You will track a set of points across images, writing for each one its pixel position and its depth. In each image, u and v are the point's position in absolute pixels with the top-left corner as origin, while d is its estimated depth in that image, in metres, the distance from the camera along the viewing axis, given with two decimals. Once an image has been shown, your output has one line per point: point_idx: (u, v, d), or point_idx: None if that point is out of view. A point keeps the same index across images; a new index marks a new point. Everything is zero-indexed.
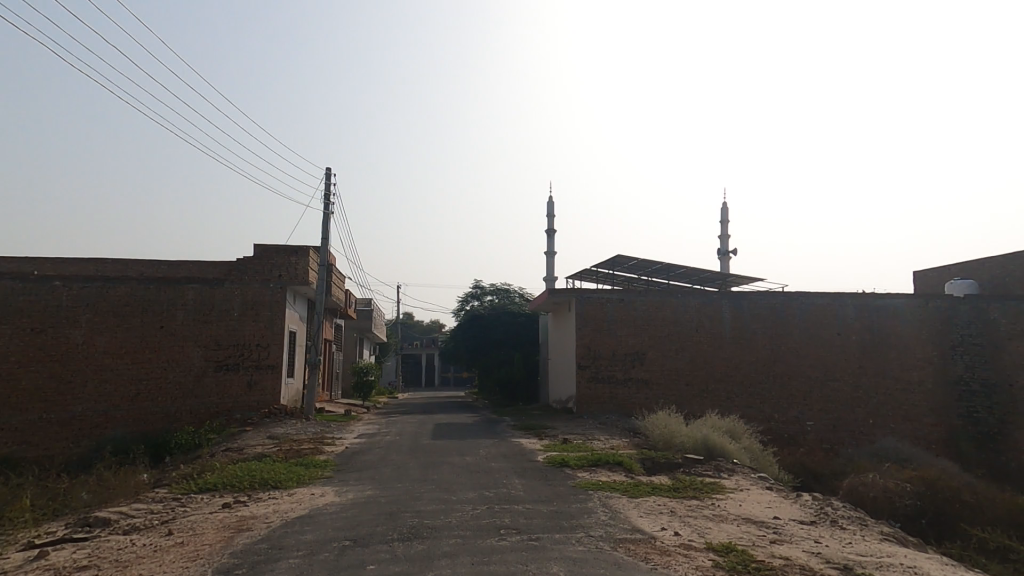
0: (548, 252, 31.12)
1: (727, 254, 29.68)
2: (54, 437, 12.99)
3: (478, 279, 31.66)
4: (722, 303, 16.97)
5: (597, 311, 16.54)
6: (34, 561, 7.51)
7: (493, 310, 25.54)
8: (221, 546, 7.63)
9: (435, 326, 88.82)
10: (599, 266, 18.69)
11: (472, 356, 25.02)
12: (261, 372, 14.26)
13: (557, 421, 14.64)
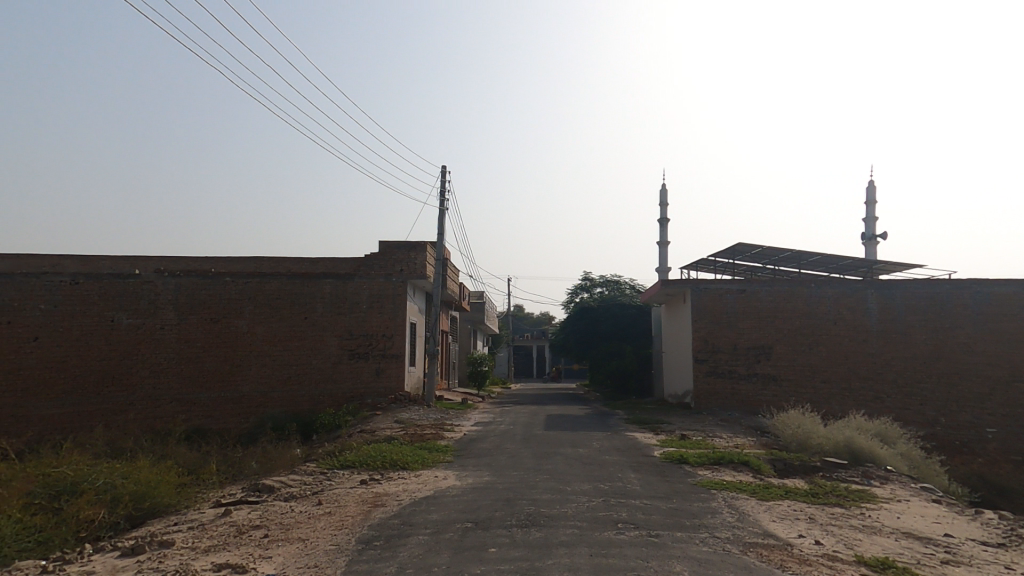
0: (662, 242, 30.04)
1: (874, 239, 26.42)
2: (228, 412, 15.28)
3: (587, 272, 31.56)
4: (869, 292, 15.20)
5: (715, 302, 15.65)
6: (222, 517, 9.03)
7: (604, 304, 25.31)
8: (362, 518, 8.50)
9: (545, 318, 89.86)
10: (717, 256, 17.64)
11: (582, 350, 25.09)
12: (387, 361, 15.56)
13: (673, 417, 14.16)
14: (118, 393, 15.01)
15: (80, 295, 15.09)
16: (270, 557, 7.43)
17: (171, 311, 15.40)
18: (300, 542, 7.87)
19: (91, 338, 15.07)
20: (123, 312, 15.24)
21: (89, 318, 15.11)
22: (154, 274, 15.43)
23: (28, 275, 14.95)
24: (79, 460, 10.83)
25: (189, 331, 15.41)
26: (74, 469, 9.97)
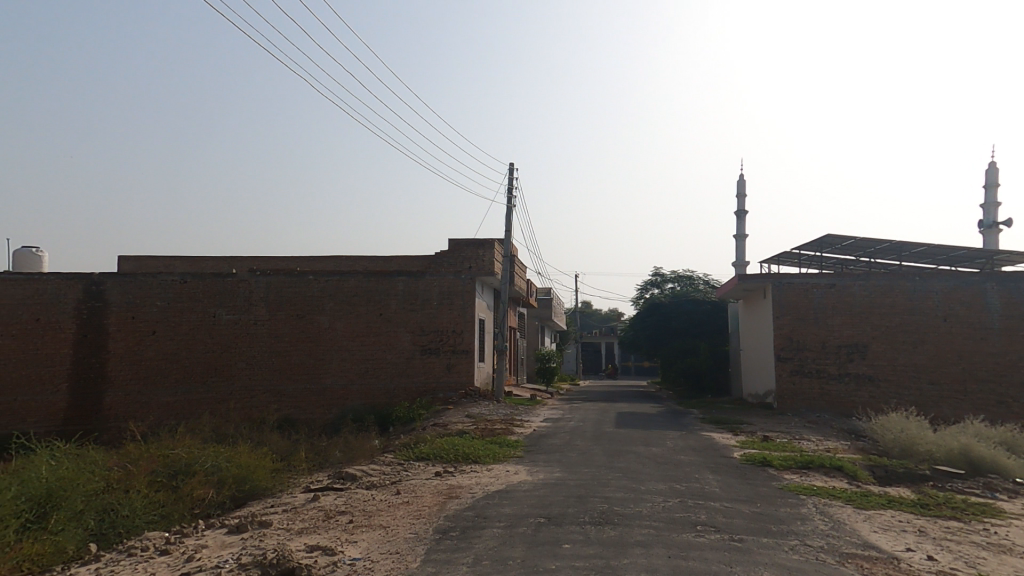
0: (739, 235, 28.77)
1: (994, 227, 23.83)
2: (313, 403, 16.28)
3: (658, 268, 30.83)
4: (986, 286, 13.79)
5: (800, 298, 14.80)
6: (311, 502, 9.71)
7: (677, 300, 24.61)
8: (438, 509, 8.79)
9: (614, 314, 88.74)
10: (802, 249, 16.66)
11: (654, 347, 24.50)
12: (457, 356, 16.01)
13: (753, 417, 13.56)
14: (219, 384, 16.35)
15: (187, 293, 16.49)
16: (356, 541, 7.88)
17: (262, 308, 16.58)
18: (382, 529, 8.27)
19: (195, 333, 16.44)
20: (223, 308, 16.55)
21: (195, 313, 16.47)
22: (248, 274, 16.66)
23: (145, 275, 16.49)
24: (189, 443, 12.00)
25: (278, 326, 16.54)
26: (186, 451, 11.06)
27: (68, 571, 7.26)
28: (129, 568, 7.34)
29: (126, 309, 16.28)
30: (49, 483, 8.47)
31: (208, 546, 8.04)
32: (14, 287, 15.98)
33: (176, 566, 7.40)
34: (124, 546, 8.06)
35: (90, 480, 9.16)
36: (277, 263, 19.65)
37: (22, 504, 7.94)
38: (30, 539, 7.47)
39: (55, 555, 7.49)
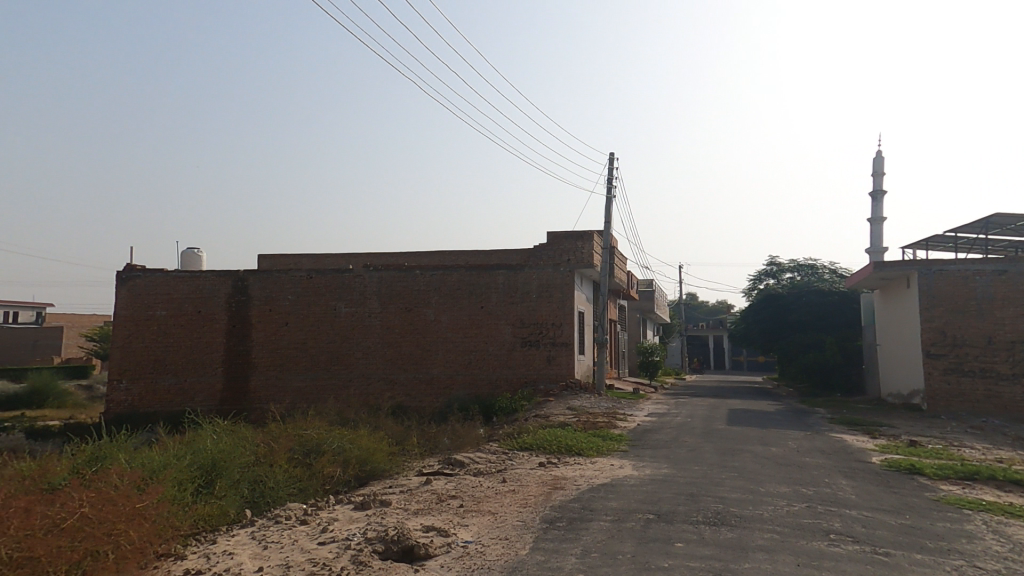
0: (874, 219, 25.90)
1: None
2: (422, 391, 17.22)
3: (774, 257, 28.73)
4: None
5: (958, 287, 13.03)
6: (425, 485, 10.28)
7: (799, 292, 22.78)
8: (543, 499, 8.83)
9: (721, 308, 83.97)
10: (958, 232, 14.65)
11: (772, 342, 22.84)
12: (557, 349, 16.45)
13: (897, 419, 12.13)
14: (339, 371, 17.77)
15: (312, 288, 18.11)
16: (467, 525, 8.20)
17: (375, 301, 17.78)
18: (491, 515, 8.49)
19: (319, 325, 18.01)
20: (341, 301, 17.95)
21: (319, 307, 18.04)
22: (362, 269, 17.94)
23: (279, 272, 18.32)
24: (317, 425, 13.22)
25: (389, 319, 17.66)
26: (315, 432, 12.26)
27: (231, 532, 8.42)
28: (276, 533, 8.33)
29: (264, 303, 18.22)
30: (212, 454, 9.72)
31: (339, 520, 8.85)
32: (180, 283, 18.36)
33: (313, 535, 8.21)
34: (271, 514, 9.15)
35: (243, 453, 10.41)
36: (388, 259, 21.05)
37: (194, 470, 9.19)
38: (201, 501, 8.70)
39: (219, 518, 8.67)
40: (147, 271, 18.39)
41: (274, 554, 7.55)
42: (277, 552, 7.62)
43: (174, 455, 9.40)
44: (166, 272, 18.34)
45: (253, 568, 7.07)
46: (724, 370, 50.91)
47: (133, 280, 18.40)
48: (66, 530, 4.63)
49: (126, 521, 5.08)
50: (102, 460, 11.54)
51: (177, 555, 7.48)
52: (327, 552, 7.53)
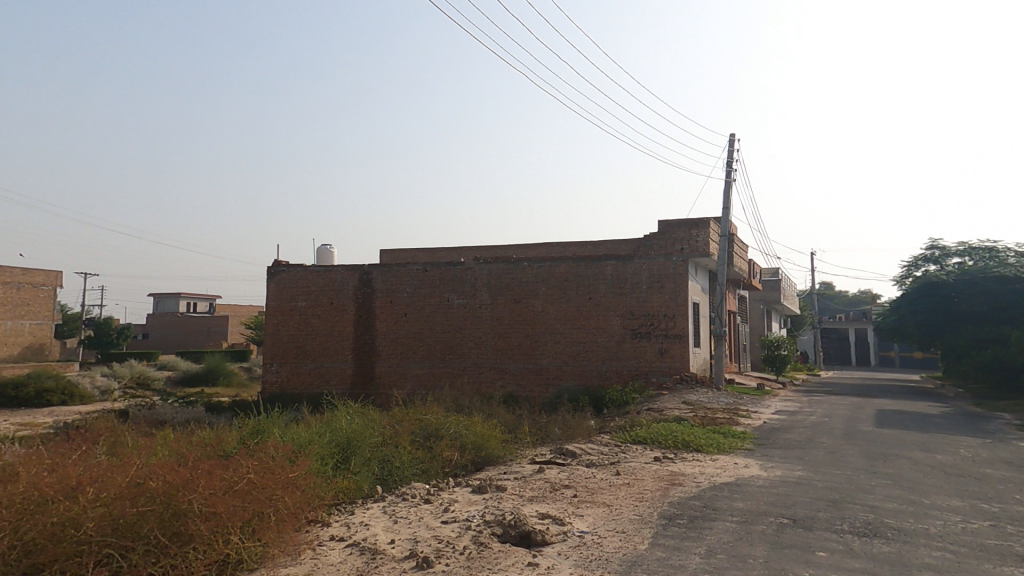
0: None
1: None
2: (532, 381, 17.68)
3: (937, 240, 25.00)
4: None
5: None
6: (538, 473, 10.49)
7: (969, 281, 19.65)
8: (660, 494, 8.53)
9: (864, 299, 74.86)
10: None
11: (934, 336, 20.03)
12: (670, 341, 16.14)
13: None
14: (453, 360, 18.72)
15: (427, 280, 19.24)
16: (582, 515, 8.19)
17: (485, 293, 18.52)
18: (605, 507, 8.42)
19: (434, 316, 19.08)
20: (454, 293, 18.90)
21: (434, 299, 19.13)
22: (474, 262, 18.74)
23: (398, 266, 19.69)
24: (436, 411, 14.07)
25: (498, 310, 18.32)
26: (434, 417, 13.13)
27: (365, 505, 9.29)
28: (405, 510, 9.02)
29: (386, 295, 19.69)
30: (348, 433, 10.72)
31: (459, 501, 9.37)
32: (316, 276, 20.43)
33: (437, 514, 8.78)
34: (399, 492, 9.97)
35: (372, 433, 11.36)
36: (498, 252, 21.80)
37: (333, 446, 10.19)
38: (340, 475, 9.68)
39: (355, 492, 9.59)
40: (290, 266, 20.71)
41: (403, 529, 8.16)
42: (406, 527, 8.25)
43: (317, 431, 10.57)
44: (304, 267, 20.46)
45: (386, 539, 7.70)
46: (868, 367, 45.46)
47: (280, 274, 20.83)
48: (239, 492, 5.36)
49: (282, 488, 5.79)
50: (262, 434, 13.34)
51: (323, 522, 8.39)
52: (450, 531, 7.97)
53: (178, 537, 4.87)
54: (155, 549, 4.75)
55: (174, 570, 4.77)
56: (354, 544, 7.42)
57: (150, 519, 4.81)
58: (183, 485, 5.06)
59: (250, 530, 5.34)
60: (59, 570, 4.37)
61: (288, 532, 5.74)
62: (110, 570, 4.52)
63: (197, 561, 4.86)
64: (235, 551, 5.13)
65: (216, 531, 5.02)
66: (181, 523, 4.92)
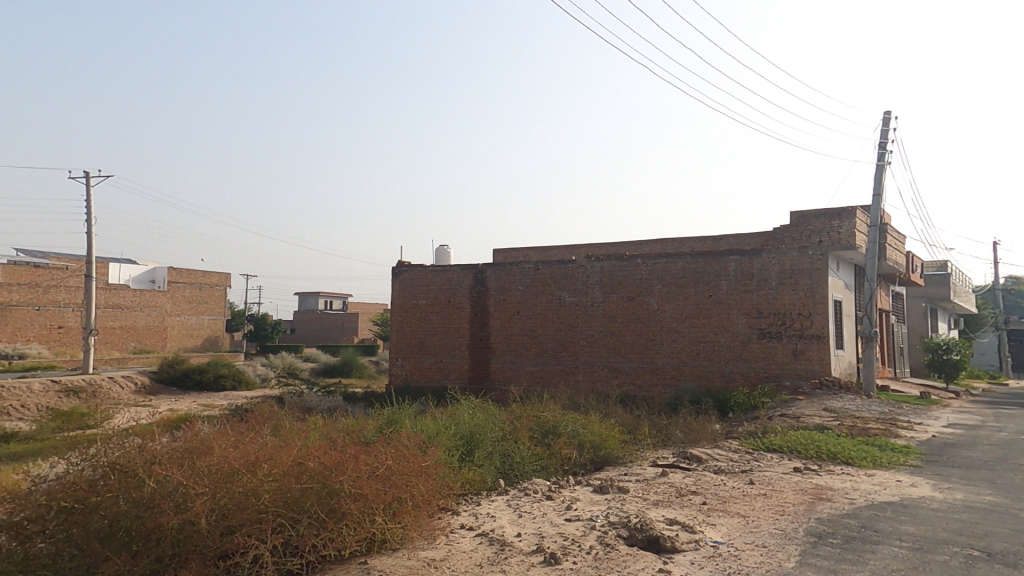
0: None
1: None
2: (649, 381, 17.26)
3: None
4: None
5: None
6: (661, 476, 10.28)
7: None
8: (805, 508, 7.90)
9: None
10: None
11: None
12: (806, 341, 14.84)
13: None
14: (567, 358, 18.85)
15: (540, 278, 19.58)
16: (714, 524, 7.88)
17: (598, 291, 18.45)
18: (740, 518, 8.01)
19: (547, 313, 19.37)
20: (566, 291, 19.06)
21: (546, 297, 19.44)
22: (586, 260, 18.76)
23: (511, 265, 20.27)
24: (553, 408, 14.31)
25: (611, 308, 18.17)
26: (551, 414, 13.39)
27: (490, 497, 9.76)
28: (528, 504, 9.34)
29: (499, 293, 20.37)
30: (471, 426, 11.33)
31: (581, 500, 9.55)
32: (435, 275, 21.70)
33: (560, 511, 8.97)
34: (521, 486, 10.36)
35: (493, 428, 11.90)
36: (611, 250, 21.59)
37: (458, 438, 10.84)
38: (467, 466, 10.26)
39: (481, 483, 10.12)
40: (412, 266, 22.22)
41: (528, 523, 8.45)
42: (531, 522, 8.53)
43: (445, 423, 11.30)
44: (425, 267, 21.83)
45: (513, 532, 8.03)
46: None
47: (403, 274, 22.41)
48: (381, 476, 6.18)
49: (415, 475, 6.56)
50: (395, 424, 14.53)
51: (453, 510, 8.95)
52: (575, 529, 8.09)
53: (333, 513, 5.73)
54: (316, 522, 5.61)
55: (332, 541, 5.67)
56: (483, 534, 7.82)
57: (310, 496, 5.62)
58: (335, 468, 5.86)
59: (392, 511, 6.19)
60: (246, 533, 5.20)
61: (422, 519, 6.54)
62: (283, 536, 5.39)
63: (348, 536, 5.73)
64: (379, 530, 6.01)
65: (363, 510, 5.87)
66: (335, 500, 5.76)
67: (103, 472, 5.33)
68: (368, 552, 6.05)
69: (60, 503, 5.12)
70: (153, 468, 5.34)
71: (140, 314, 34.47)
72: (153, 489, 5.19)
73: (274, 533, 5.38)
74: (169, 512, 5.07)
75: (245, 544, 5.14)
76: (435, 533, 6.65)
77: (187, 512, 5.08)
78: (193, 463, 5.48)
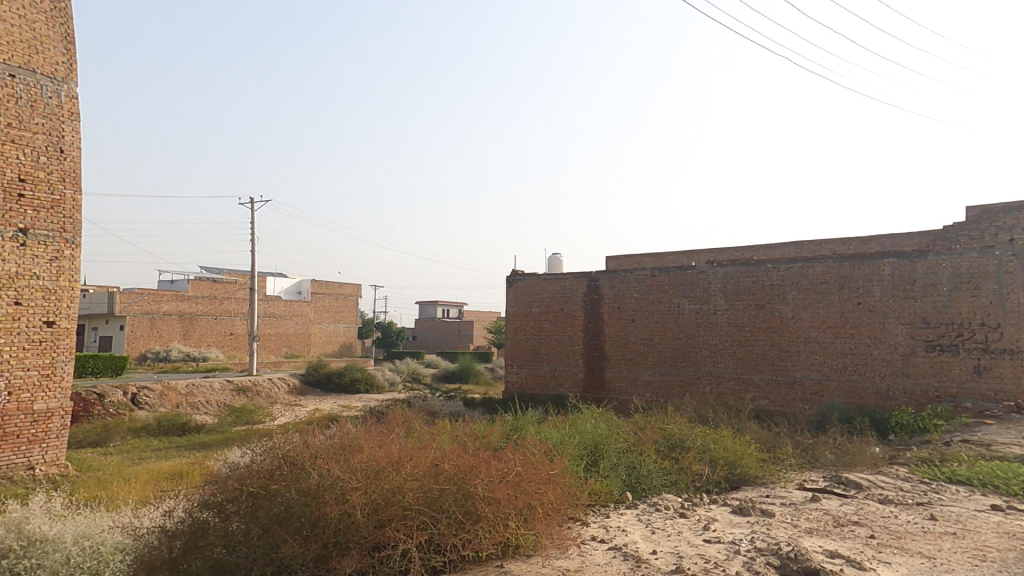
0: None
1: None
2: (785, 396, 15.92)
3: None
4: None
5: None
6: (812, 502, 9.37)
7: None
8: (1017, 558, 6.74)
9: None
10: None
11: None
12: (992, 357, 12.76)
13: None
14: (688, 368, 17.99)
15: (656, 285, 18.98)
16: (890, 563, 7.01)
17: (721, 298, 17.45)
18: (925, 559, 7.04)
19: (664, 321, 18.67)
20: (685, 298, 18.25)
21: (664, 305, 18.75)
22: (707, 266, 17.86)
23: (625, 271, 19.87)
24: (680, 421, 13.73)
25: (738, 316, 17.05)
26: (678, 427, 12.86)
27: (619, 509, 9.59)
28: (660, 521, 9.04)
29: (613, 301, 20.05)
30: (594, 436, 11.23)
31: (719, 520, 9.02)
32: (547, 284, 21.90)
33: (697, 530, 8.56)
34: (651, 501, 10.04)
35: (617, 438, 11.69)
36: (735, 254, 20.32)
37: (583, 448, 10.80)
38: (593, 477, 10.16)
39: (608, 495, 9.96)
40: (524, 274, 22.62)
41: (663, 541, 8.16)
42: (666, 540, 8.22)
43: (568, 432, 11.29)
44: (538, 275, 22.12)
45: (648, 549, 7.77)
46: None
47: (517, 282, 22.86)
48: (511, 482, 6.36)
49: (544, 483, 6.64)
50: (520, 430, 14.86)
51: (582, 520, 8.91)
52: (716, 551, 7.65)
53: (470, 515, 5.99)
54: (455, 523, 5.91)
55: (470, 542, 5.91)
56: (616, 548, 7.63)
57: (447, 496, 5.97)
58: (469, 471, 6.17)
59: (523, 518, 6.33)
60: (395, 527, 5.62)
61: (554, 525, 6.62)
62: (427, 534, 5.74)
63: (485, 538, 5.95)
64: (513, 535, 6.15)
65: (497, 514, 6.06)
66: (471, 501, 6.02)
67: (279, 463, 6.11)
68: (504, 556, 6.22)
69: (248, 488, 5.92)
70: (317, 462, 5.97)
71: (290, 322, 38.95)
72: (317, 480, 5.77)
73: (420, 529, 5.76)
74: (330, 503, 5.60)
75: (396, 537, 5.56)
76: (567, 542, 6.63)
77: (345, 504, 5.58)
78: (348, 460, 6.03)
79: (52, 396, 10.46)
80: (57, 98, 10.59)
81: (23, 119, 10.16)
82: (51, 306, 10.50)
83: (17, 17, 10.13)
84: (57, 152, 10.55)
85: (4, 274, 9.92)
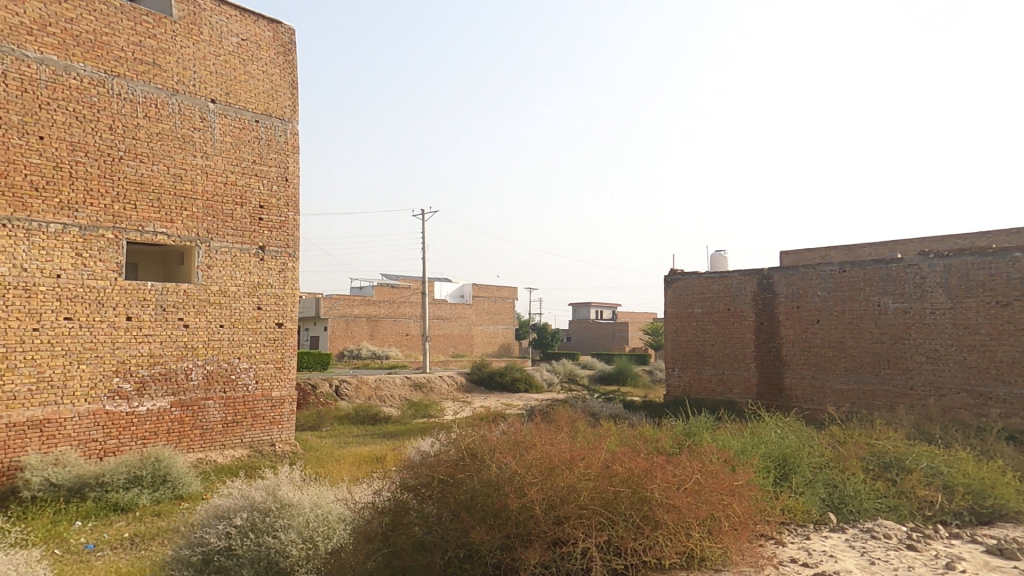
0: None
1: None
2: None
3: None
4: None
5: None
6: None
7: None
8: None
9: None
10: None
11: None
12: None
13: None
14: (896, 376, 15.28)
15: (846, 282, 16.49)
16: None
17: (942, 295, 14.54)
18: None
19: (860, 323, 16.12)
20: (889, 295, 15.54)
21: (858, 303, 16.20)
22: (918, 257, 15.02)
23: (805, 267, 17.60)
24: (892, 437, 11.67)
25: (968, 316, 14.07)
26: (891, 444, 10.94)
27: (823, 532, 8.35)
28: (880, 550, 7.70)
29: (792, 300, 17.90)
30: (781, 448, 10.03)
31: (967, 559, 7.38)
32: (711, 282, 20.28)
33: (935, 567, 7.11)
34: (863, 526, 8.60)
35: (810, 452, 10.30)
36: (959, 243, 16.91)
37: (769, 460, 9.71)
38: (786, 492, 9.07)
39: (806, 514, 8.77)
40: (683, 272, 21.25)
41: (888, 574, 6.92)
42: (891, 573, 6.97)
43: (751, 441, 10.22)
44: (700, 274, 20.53)
45: None
46: None
47: (675, 282, 21.47)
48: (689, 490, 5.93)
49: (728, 495, 6.10)
50: (694, 436, 13.94)
51: (777, 539, 7.94)
52: None
53: (648, 521, 5.72)
54: (634, 527, 5.68)
55: (651, 548, 5.63)
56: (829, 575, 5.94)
57: (623, 499, 5.76)
58: (644, 475, 5.89)
59: (707, 529, 5.86)
60: (573, 525, 5.56)
61: (744, 540, 5.96)
62: (606, 536, 5.59)
63: (667, 545, 5.63)
64: (697, 546, 5.72)
65: (678, 522, 5.71)
66: (648, 507, 5.76)
67: (463, 454, 6.33)
68: (688, 567, 5.78)
69: (439, 474, 6.25)
70: (495, 454, 6.15)
71: (455, 324, 42.06)
72: (497, 472, 5.93)
73: (597, 530, 5.61)
74: (510, 495, 5.70)
75: (575, 535, 5.50)
76: (761, 561, 5.93)
77: (524, 497, 5.66)
78: (522, 455, 6.11)
79: (284, 385, 12.53)
80: (285, 136, 12.72)
81: (263, 156, 12.37)
82: (282, 310, 12.59)
83: (261, 73, 12.41)
84: (284, 181, 12.65)
85: (251, 284, 12.14)
